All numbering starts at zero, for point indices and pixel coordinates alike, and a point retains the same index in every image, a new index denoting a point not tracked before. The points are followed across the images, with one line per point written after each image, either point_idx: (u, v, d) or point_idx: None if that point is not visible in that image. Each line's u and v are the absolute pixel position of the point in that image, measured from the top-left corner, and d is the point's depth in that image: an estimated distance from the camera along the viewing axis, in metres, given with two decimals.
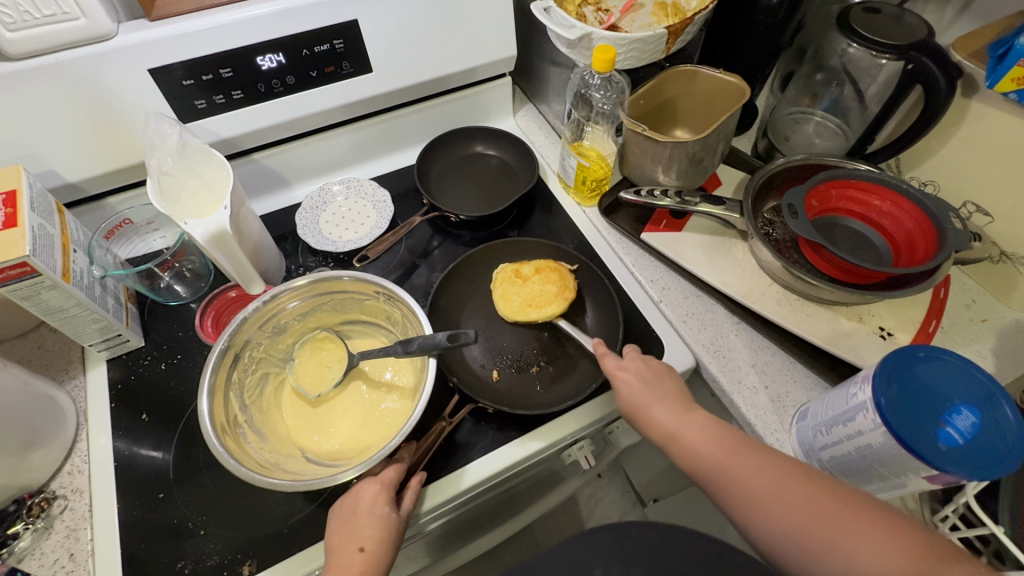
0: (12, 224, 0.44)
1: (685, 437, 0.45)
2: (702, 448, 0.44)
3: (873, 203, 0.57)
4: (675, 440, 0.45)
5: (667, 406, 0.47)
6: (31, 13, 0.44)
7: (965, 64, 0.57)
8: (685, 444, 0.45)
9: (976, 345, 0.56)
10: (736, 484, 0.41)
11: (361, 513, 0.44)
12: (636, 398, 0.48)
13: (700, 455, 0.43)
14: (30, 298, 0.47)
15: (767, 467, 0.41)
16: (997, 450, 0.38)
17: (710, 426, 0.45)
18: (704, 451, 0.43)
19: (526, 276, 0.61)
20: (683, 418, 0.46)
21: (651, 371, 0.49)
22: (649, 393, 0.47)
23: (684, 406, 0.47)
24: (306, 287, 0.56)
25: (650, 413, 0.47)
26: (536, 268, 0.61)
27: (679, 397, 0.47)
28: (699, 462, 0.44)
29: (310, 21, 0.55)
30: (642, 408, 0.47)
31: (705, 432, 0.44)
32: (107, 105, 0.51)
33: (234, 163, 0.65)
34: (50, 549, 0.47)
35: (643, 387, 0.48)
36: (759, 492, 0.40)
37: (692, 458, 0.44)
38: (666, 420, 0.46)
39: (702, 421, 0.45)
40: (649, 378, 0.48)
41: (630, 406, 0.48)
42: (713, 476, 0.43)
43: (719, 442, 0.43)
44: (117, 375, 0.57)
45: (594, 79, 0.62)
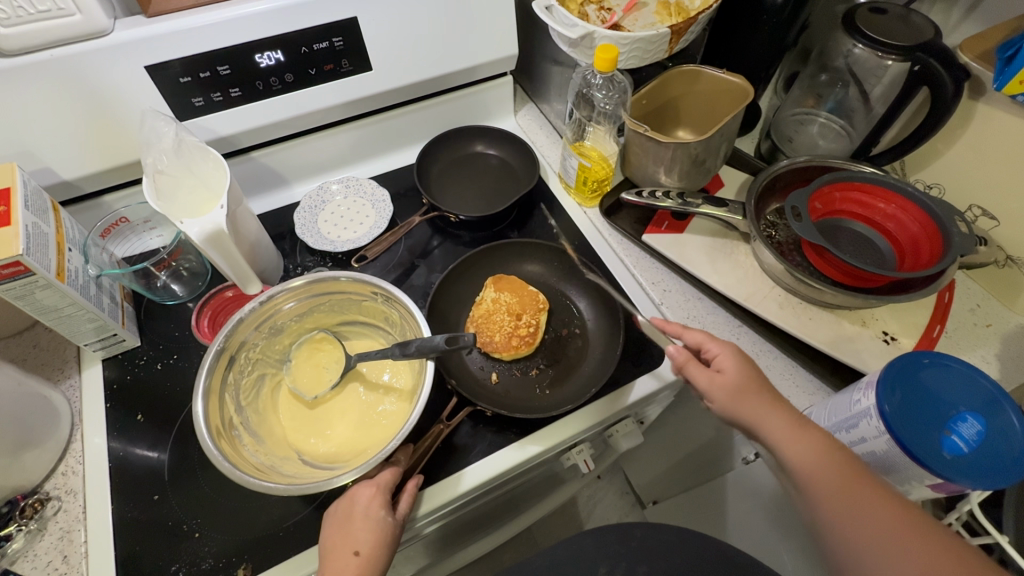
0: (6, 223, 0.44)
1: (797, 448, 0.40)
2: (814, 466, 0.39)
3: (878, 206, 0.57)
4: (782, 452, 0.41)
5: (776, 409, 0.42)
6: (25, 9, 0.43)
7: (972, 66, 0.56)
8: (794, 457, 0.40)
9: (981, 350, 0.55)
10: (853, 510, 0.37)
11: (356, 517, 0.44)
12: (738, 392, 0.43)
13: (815, 475, 0.39)
14: (24, 297, 0.47)
15: (884, 501, 0.37)
16: (1002, 459, 0.37)
17: (827, 443, 0.40)
18: (818, 469, 0.39)
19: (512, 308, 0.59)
20: (793, 427, 0.41)
21: (754, 369, 0.45)
22: (757, 391, 0.43)
23: (793, 414, 0.42)
24: (303, 288, 0.55)
25: (758, 412, 0.42)
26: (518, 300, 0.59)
27: (787, 405, 0.43)
28: (808, 478, 0.39)
29: (309, 18, 0.54)
30: (747, 403, 0.43)
31: (818, 449, 0.40)
32: (103, 102, 0.51)
33: (232, 161, 0.64)
34: (43, 551, 0.47)
35: (750, 382, 0.43)
36: (878, 523, 0.36)
37: (802, 473, 0.40)
38: (775, 425, 0.41)
39: (817, 437, 0.41)
40: (754, 373, 0.44)
41: (729, 399, 0.43)
42: (824, 496, 0.38)
43: (835, 463, 0.39)
44: (113, 375, 0.57)
45: (596, 78, 0.62)
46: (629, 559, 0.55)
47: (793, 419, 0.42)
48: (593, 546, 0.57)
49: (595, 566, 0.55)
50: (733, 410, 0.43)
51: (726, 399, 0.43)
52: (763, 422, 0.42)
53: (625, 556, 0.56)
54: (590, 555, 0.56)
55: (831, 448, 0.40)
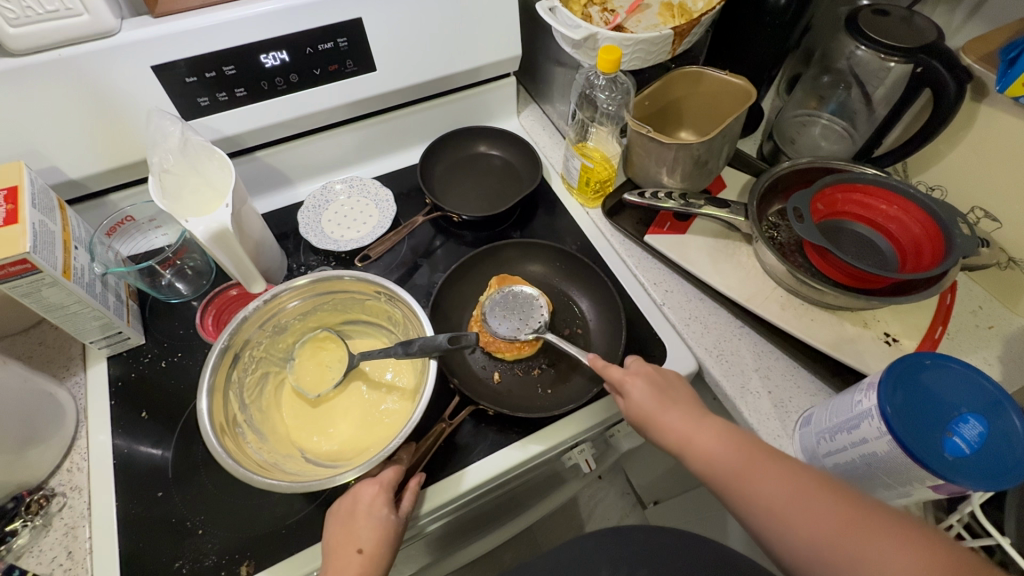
0: (13, 221, 0.44)
1: (692, 444, 0.43)
2: (711, 457, 0.42)
3: (880, 207, 0.57)
4: (683, 450, 0.44)
5: (674, 410, 0.45)
6: (34, 9, 0.43)
7: (975, 68, 0.56)
8: (693, 451, 0.43)
9: (983, 352, 0.55)
10: (749, 491, 0.40)
11: (359, 515, 0.44)
12: (645, 409, 0.46)
13: (711, 462, 0.42)
14: (30, 294, 0.47)
15: (780, 472, 0.40)
16: (1004, 460, 0.37)
17: (725, 432, 0.43)
18: (715, 456, 0.42)
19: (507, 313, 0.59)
20: (690, 423, 0.44)
21: (661, 379, 0.48)
22: (657, 401, 0.46)
23: (696, 412, 0.45)
24: (306, 287, 0.56)
25: (659, 420, 0.45)
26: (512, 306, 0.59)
27: (690, 402, 0.46)
28: (707, 470, 0.42)
29: (314, 19, 0.55)
30: (651, 418, 0.45)
31: (717, 438, 0.43)
32: (110, 102, 0.51)
33: (237, 161, 0.65)
34: (49, 547, 0.47)
35: (653, 394, 0.46)
36: (773, 498, 0.39)
37: (700, 466, 0.43)
38: (674, 427, 0.45)
39: (714, 425, 0.44)
40: (659, 383, 0.47)
41: (640, 416, 0.46)
42: (723, 481, 0.42)
43: (733, 447, 0.42)
44: (117, 372, 0.57)
45: (599, 80, 0.62)
46: (630, 558, 0.56)
47: (695, 414, 0.45)
48: (594, 545, 0.57)
49: (596, 565, 0.56)
50: (644, 426, 0.47)
51: (638, 417, 0.47)
52: (664, 429, 0.45)
53: (626, 555, 0.56)
54: (591, 554, 0.56)
55: (729, 434, 0.43)
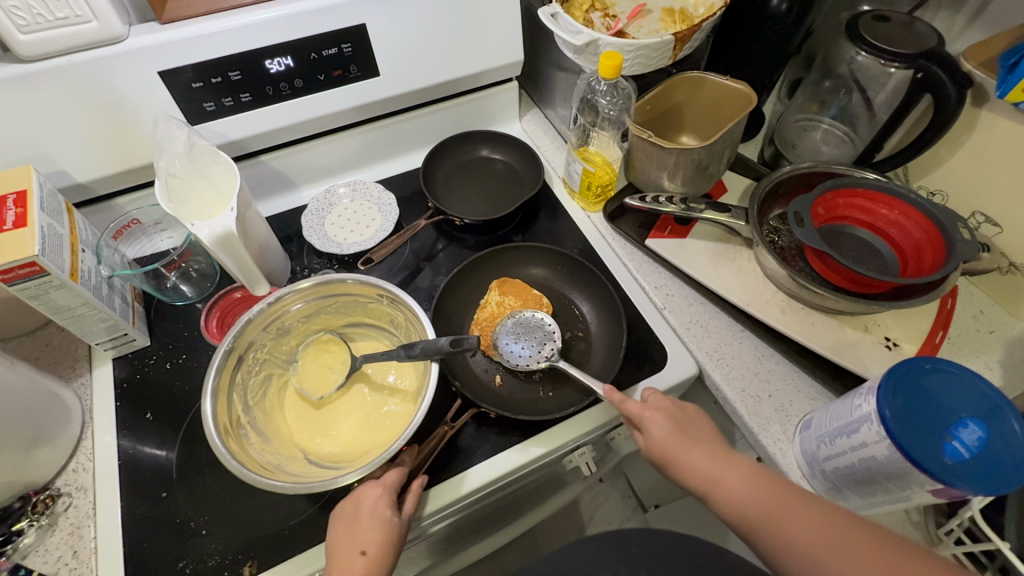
0: (22, 224, 0.45)
1: (721, 487, 0.43)
2: (740, 501, 0.42)
3: (881, 212, 0.57)
4: (710, 492, 0.44)
5: (697, 449, 0.45)
6: (44, 16, 0.44)
7: (975, 73, 0.56)
8: (721, 495, 0.43)
9: (984, 356, 0.55)
10: (784, 537, 0.40)
11: (363, 516, 0.44)
12: (666, 448, 0.45)
13: (744, 507, 0.42)
14: (38, 296, 0.48)
15: (811, 516, 0.40)
16: (1003, 465, 0.37)
17: (753, 476, 0.43)
18: (744, 500, 0.42)
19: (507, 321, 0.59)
20: (715, 463, 0.44)
21: (679, 414, 0.47)
22: (679, 440, 0.45)
23: (718, 448, 0.45)
24: (310, 290, 0.56)
25: (682, 461, 0.45)
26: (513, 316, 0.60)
27: (712, 439, 0.46)
28: (737, 513, 0.42)
29: (319, 25, 0.55)
30: (673, 457, 0.45)
31: (745, 482, 0.43)
32: (117, 107, 0.52)
33: (242, 165, 0.65)
34: (54, 546, 0.47)
35: (673, 432, 0.46)
36: (809, 545, 0.39)
37: (729, 510, 0.43)
38: (699, 468, 0.44)
39: (738, 466, 0.44)
40: (679, 420, 0.46)
41: (661, 455, 0.46)
42: (753, 525, 0.42)
43: (760, 490, 0.42)
44: (123, 374, 0.58)
45: (601, 86, 0.63)
46: (631, 561, 0.56)
47: (718, 454, 0.45)
48: (595, 547, 0.57)
49: (597, 568, 0.56)
50: (664, 463, 0.46)
51: (658, 455, 0.46)
52: (689, 469, 0.44)
53: (627, 559, 0.56)
54: (592, 557, 0.57)
55: (754, 477, 0.43)
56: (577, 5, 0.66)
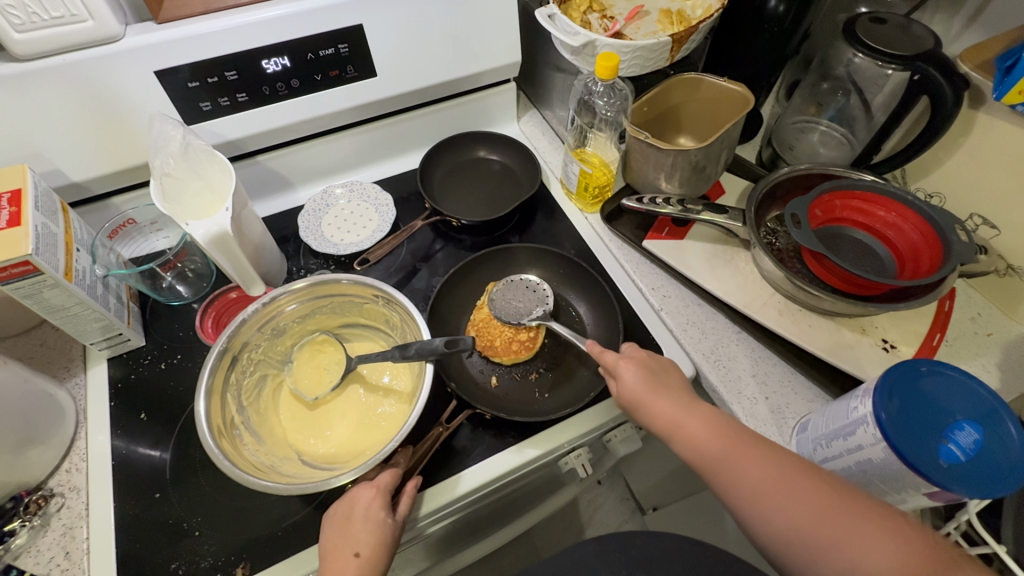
0: (16, 223, 0.45)
1: (681, 431, 0.44)
2: (698, 443, 0.43)
3: (878, 214, 0.57)
4: (672, 436, 0.45)
5: (665, 396, 0.46)
6: (40, 15, 0.44)
7: (972, 76, 0.56)
8: (682, 438, 0.44)
9: (981, 359, 0.55)
10: (736, 476, 0.41)
11: (356, 519, 0.44)
12: (634, 393, 0.46)
13: (701, 447, 0.43)
14: (32, 296, 0.47)
15: (765, 460, 0.41)
16: (999, 468, 0.37)
17: (716, 421, 0.44)
18: (704, 442, 0.43)
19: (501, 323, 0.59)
20: (680, 409, 0.45)
21: (652, 364, 0.48)
22: (647, 387, 0.46)
23: (686, 396, 0.46)
24: (304, 290, 0.56)
25: (648, 405, 0.46)
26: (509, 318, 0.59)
27: (680, 388, 0.47)
28: (697, 455, 0.43)
29: (315, 25, 0.55)
30: (640, 402, 0.46)
31: (705, 426, 0.44)
32: (113, 106, 0.52)
33: (238, 165, 0.65)
34: (46, 547, 0.47)
35: (643, 379, 0.47)
36: (758, 483, 0.40)
37: (688, 451, 0.44)
38: (664, 412, 0.45)
39: (703, 413, 0.44)
40: (652, 368, 0.48)
41: (630, 399, 0.47)
42: (709, 465, 0.43)
43: (720, 434, 0.43)
44: (117, 374, 0.57)
45: (597, 86, 0.63)
46: (629, 566, 0.56)
47: (686, 401, 0.46)
48: (592, 550, 0.57)
49: (594, 571, 0.56)
50: (632, 409, 0.47)
51: (627, 400, 0.47)
52: (654, 414, 0.45)
53: (624, 563, 0.56)
54: (589, 561, 0.56)
55: (717, 423, 0.44)
56: (575, 6, 0.66)
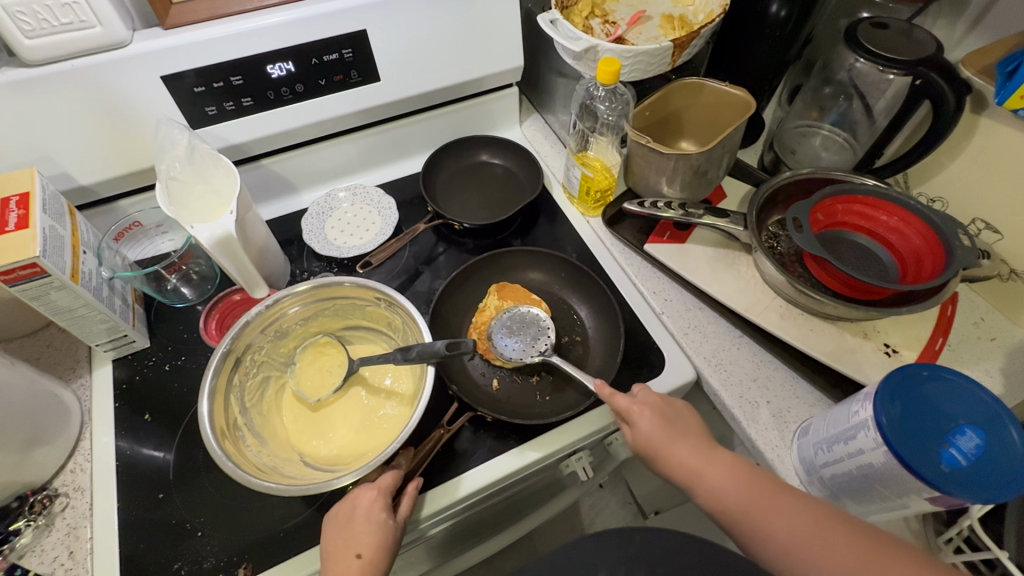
0: (24, 226, 0.46)
1: (704, 482, 0.43)
2: (723, 496, 0.42)
3: (880, 218, 0.57)
4: (695, 488, 0.44)
5: (682, 443, 0.45)
6: (50, 21, 0.45)
7: (974, 81, 0.56)
8: (705, 488, 0.43)
9: (985, 363, 0.55)
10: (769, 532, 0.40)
11: (357, 520, 0.44)
12: (652, 441, 0.45)
13: (726, 498, 0.42)
14: (39, 297, 0.48)
15: (796, 512, 0.40)
16: (1002, 473, 0.37)
17: (739, 471, 0.43)
18: (729, 494, 0.42)
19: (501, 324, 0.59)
20: (701, 457, 0.44)
21: (667, 409, 0.47)
22: (664, 433, 0.45)
23: (704, 443, 0.45)
24: (307, 293, 0.56)
25: (666, 454, 0.45)
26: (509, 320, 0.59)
27: (698, 433, 0.46)
28: (723, 509, 0.42)
29: (320, 31, 0.56)
30: (658, 450, 0.45)
31: (728, 476, 0.43)
32: (120, 110, 0.52)
33: (243, 168, 0.66)
34: (51, 547, 0.48)
35: (659, 425, 0.46)
36: (794, 540, 0.39)
37: (714, 505, 0.43)
38: (685, 462, 0.44)
39: (725, 461, 0.44)
40: (666, 413, 0.47)
41: (647, 447, 0.46)
42: (737, 520, 0.42)
43: (746, 484, 0.42)
44: (122, 375, 0.58)
45: (599, 91, 0.63)
46: (627, 561, 0.55)
47: (705, 450, 0.45)
48: (591, 546, 0.57)
49: (594, 568, 0.55)
50: (650, 457, 0.46)
51: (643, 448, 0.46)
52: (673, 463, 0.45)
53: (623, 559, 0.56)
54: (589, 557, 0.56)
55: (741, 473, 0.43)
56: (577, 12, 0.66)
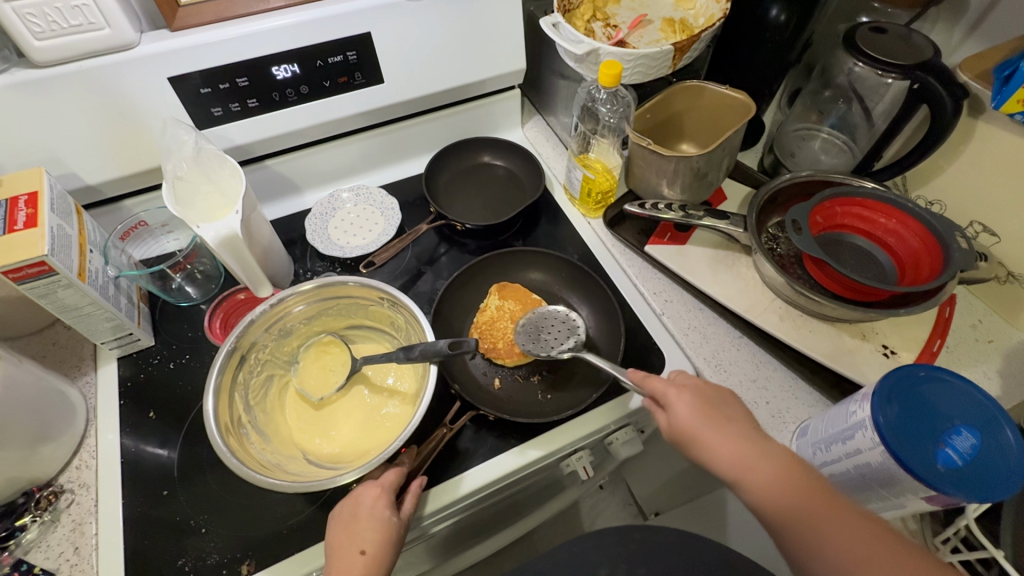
0: (33, 225, 0.46)
1: (753, 476, 0.40)
2: (774, 494, 0.39)
3: (879, 221, 0.57)
4: (743, 483, 0.41)
5: (725, 430, 0.43)
6: (59, 23, 0.46)
7: (972, 85, 0.57)
8: (753, 483, 0.40)
9: (982, 366, 0.55)
10: (826, 540, 0.37)
11: (361, 516, 0.45)
12: (690, 426, 0.44)
13: (772, 495, 0.39)
14: (46, 295, 0.49)
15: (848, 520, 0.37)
16: (998, 472, 0.37)
17: (792, 468, 0.40)
18: (776, 491, 0.39)
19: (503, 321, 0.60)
20: (748, 450, 0.41)
21: (711, 394, 0.46)
22: (706, 419, 0.44)
23: (752, 433, 0.43)
24: (311, 292, 0.57)
25: (707, 440, 0.43)
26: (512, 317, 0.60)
27: (744, 422, 0.44)
28: (774, 510, 0.39)
29: (324, 34, 0.57)
30: (696, 435, 0.43)
31: (780, 471, 0.40)
32: (127, 111, 0.53)
33: (247, 169, 0.67)
34: (56, 542, 0.48)
35: (700, 408, 0.44)
36: (850, 552, 0.36)
37: (764, 504, 0.40)
38: (731, 453, 0.42)
39: (776, 454, 0.41)
40: (709, 399, 0.45)
41: (683, 432, 0.44)
42: (784, 521, 0.39)
43: (796, 485, 0.39)
44: (127, 372, 0.58)
45: (600, 94, 0.64)
46: (627, 557, 0.56)
47: (754, 441, 0.42)
48: (592, 545, 0.58)
49: (595, 568, 0.56)
50: (687, 445, 0.44)
51: (681, 434, 0.45)
52: (714, 451, 0.42)
53: (624, 556, 0.57)
54: (587, 555, 0.57)
55: (793, 470, 0.40)
56: (579, 16, 0.67)
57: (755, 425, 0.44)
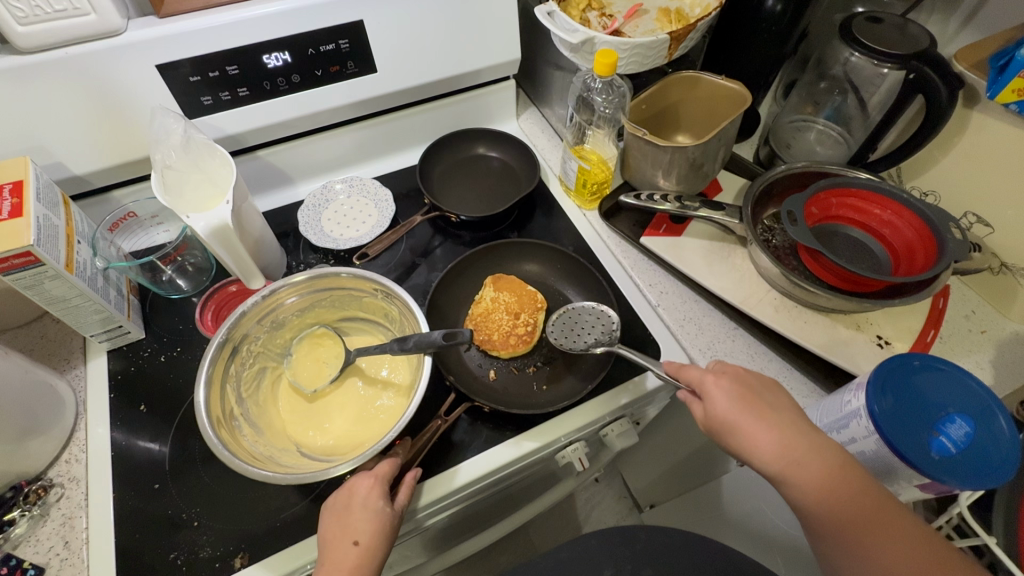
0: (18, 214, 0.45)
1: (797, 471, 0.40)
2: (817, 490, 0.40)
3: (875, 212, 0.57)
4: (784, 477, 0.41)
5: (766, 420, 0.42)
6: (43, 8, 0.44)
7: (967, 75, 0.57)
8: (798, 478, 0.40)
9: (975, 356, 0.56)
10: (864, 540, 0.39)
11: (354, 508, 0.44)
12: (730, 415, 0.43)
13: (814, 489, 0.40)
14: (33, 287, 0.48)
15: (878, 512, 0.39)
16: (991, 459, 0.37)
17: (836, 464, 0.40)
18: (818, 487, 0.40)
19: (498, 312, 0.59)
20: (792, 443, 0.41)
21: (749, 381, 0.45)
22: (746, 407, 0.43)
23: (794, 422, 0.43)
24: (304, 283, 0.56)
25: (747, 430, 0.42)
26: (507, 307, 0.59)
27: (784, 410, 0.43)
28: (815, 507, 0.40)
29: (317, 22, 0.56)
30: (736, 424, 0.43)
31: (824, 466, 0.40)
32: (115, 99, 0.52)
33: (238, 160, 0.66)
34: (46, 537, 0.48)
35: (739, 397, 0.44)
36: (888, 552, 0.38)
37: (804, 498, 0.40)
38: (773, 446, 0.41)
39: (817, 446, 0.41)
40: (747, 387, 0.44)
41: (721, 422, 0.44)
42: (820, 512, 0.40)
43: (837, 479, 0.40)
44: (117, 366, 0.58)
45: (596, 83, 0.63)
46: (632, 557, 0.57)
47: (797, 431, 0.42)
48: (594, 543, 0.58)
49: (599, 566, 0.57)
50: (723, 435, 0.44)
51: (717, 424, 0.44)
52: (755, 442, 0.42)
53: (628, 555, 0.57)
54: (591, 553, 0.58)
55: (837, 466, 0.40)
56: (574, 5, 0.66)
57: (796, 412, 0.43)
